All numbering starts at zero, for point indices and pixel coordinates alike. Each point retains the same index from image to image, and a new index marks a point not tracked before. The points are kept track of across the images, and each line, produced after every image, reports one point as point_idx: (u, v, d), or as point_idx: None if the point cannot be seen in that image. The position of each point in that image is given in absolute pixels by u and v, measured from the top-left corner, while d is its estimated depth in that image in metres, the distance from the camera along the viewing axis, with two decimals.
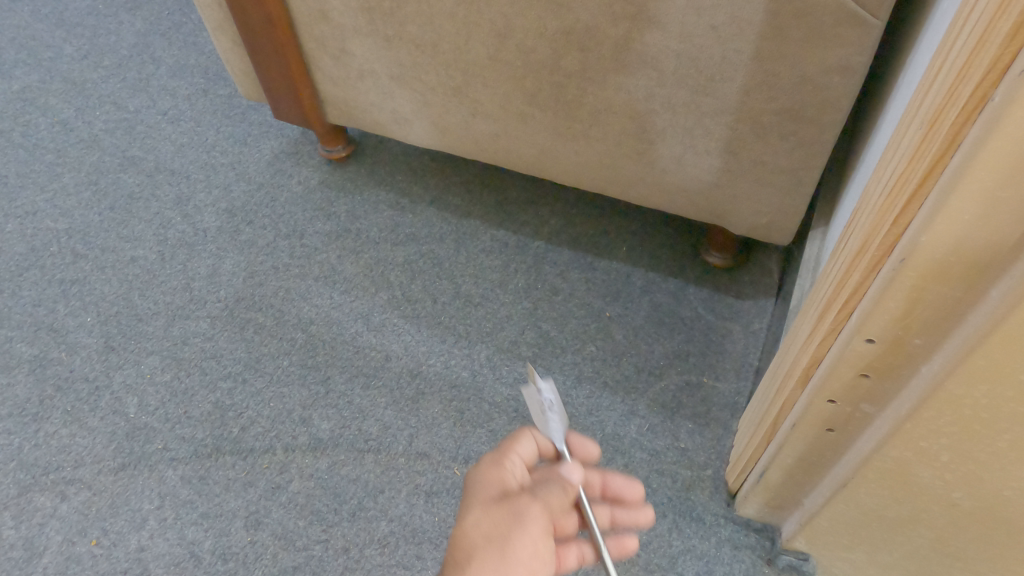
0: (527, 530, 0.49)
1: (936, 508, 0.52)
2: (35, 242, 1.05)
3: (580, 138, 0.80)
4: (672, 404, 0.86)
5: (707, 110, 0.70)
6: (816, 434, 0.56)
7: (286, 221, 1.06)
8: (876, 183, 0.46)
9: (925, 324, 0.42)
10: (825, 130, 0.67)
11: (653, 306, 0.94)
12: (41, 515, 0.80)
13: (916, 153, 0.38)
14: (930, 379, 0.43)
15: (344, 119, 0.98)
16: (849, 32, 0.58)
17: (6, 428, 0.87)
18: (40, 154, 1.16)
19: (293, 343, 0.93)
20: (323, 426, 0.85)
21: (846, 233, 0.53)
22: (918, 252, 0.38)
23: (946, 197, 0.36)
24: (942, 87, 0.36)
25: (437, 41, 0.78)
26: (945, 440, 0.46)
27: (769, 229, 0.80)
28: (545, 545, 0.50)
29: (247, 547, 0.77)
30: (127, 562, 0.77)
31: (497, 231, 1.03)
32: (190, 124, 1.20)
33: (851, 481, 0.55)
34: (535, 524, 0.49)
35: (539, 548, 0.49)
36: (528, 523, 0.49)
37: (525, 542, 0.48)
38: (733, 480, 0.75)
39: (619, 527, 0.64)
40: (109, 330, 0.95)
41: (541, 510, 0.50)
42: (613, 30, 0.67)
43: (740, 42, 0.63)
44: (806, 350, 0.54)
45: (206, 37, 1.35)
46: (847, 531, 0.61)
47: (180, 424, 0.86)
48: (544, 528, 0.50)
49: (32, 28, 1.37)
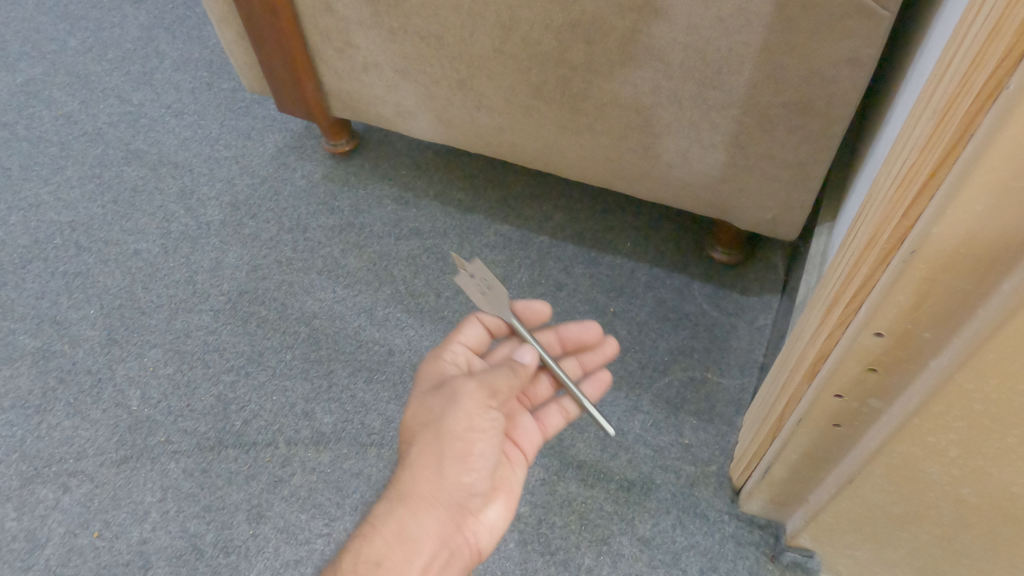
0: (459, 407, 0.57)
1: (943, 504, 0.52)
2: (39, 234, 1.05)
3: (585, 131, 0.80)
4: (676, 400, 0.85)
5: (713, 103, 0.70)
6: (822, 429, 0.56)
7: (290, 215, 1.06)
8: (885, 175, 0.46)
9: (934, 318, 0.41)
10: (832, 124, 0.66)
11: (657, 301, 0.94)
12: (43, 507, 0.80)
13: (928, 143, 0.37)
14: (939, 373, 0.42)
15: (349, 112, 0.98)
16: (858, 24, 0.58)
17: (9, 420, 0.87)
18: (44, 147, 1.16)
19: (296, 337, 0.92)
20: (326, 420, 0.85)
21: (855, 226, 0.52)
22: (929, 244, 0.38)
23: (957, 188, 0.35)
24: (956, 75, 0.35)
25: (442, 33, 0.77)
26: (953, 435, 0.45)
27: (775, 224, 0.80)
28: (482, 416, 0.58)
29: (249, 540, 0.77)
30: (129, 555, 0.77)
31: (501, 226, 1.03)
32: (193, 117, 1.19)
33: (858, 477, 0.54)
34: (470, 401, 0.57)
35: (475, 421, 0.57)
36: (463, 399, 0.57)
37: (460, 416, 0.57)
38: (737, 477, 0.75)
39: (592, 368, 0.74)
40: (112, 322, 0.95)
41: (474, 386, 0.58)
42: (619, 22, 0.66)
43: (748, 34, 0.62)
44: (813, 345, 0.54)
45: (210, 30, 1.34)
46: (852, 528, 0.61)
47: (182, 417, 0.86)
48: (483, 401, 0.58)
49: (36, 22, 1.37)
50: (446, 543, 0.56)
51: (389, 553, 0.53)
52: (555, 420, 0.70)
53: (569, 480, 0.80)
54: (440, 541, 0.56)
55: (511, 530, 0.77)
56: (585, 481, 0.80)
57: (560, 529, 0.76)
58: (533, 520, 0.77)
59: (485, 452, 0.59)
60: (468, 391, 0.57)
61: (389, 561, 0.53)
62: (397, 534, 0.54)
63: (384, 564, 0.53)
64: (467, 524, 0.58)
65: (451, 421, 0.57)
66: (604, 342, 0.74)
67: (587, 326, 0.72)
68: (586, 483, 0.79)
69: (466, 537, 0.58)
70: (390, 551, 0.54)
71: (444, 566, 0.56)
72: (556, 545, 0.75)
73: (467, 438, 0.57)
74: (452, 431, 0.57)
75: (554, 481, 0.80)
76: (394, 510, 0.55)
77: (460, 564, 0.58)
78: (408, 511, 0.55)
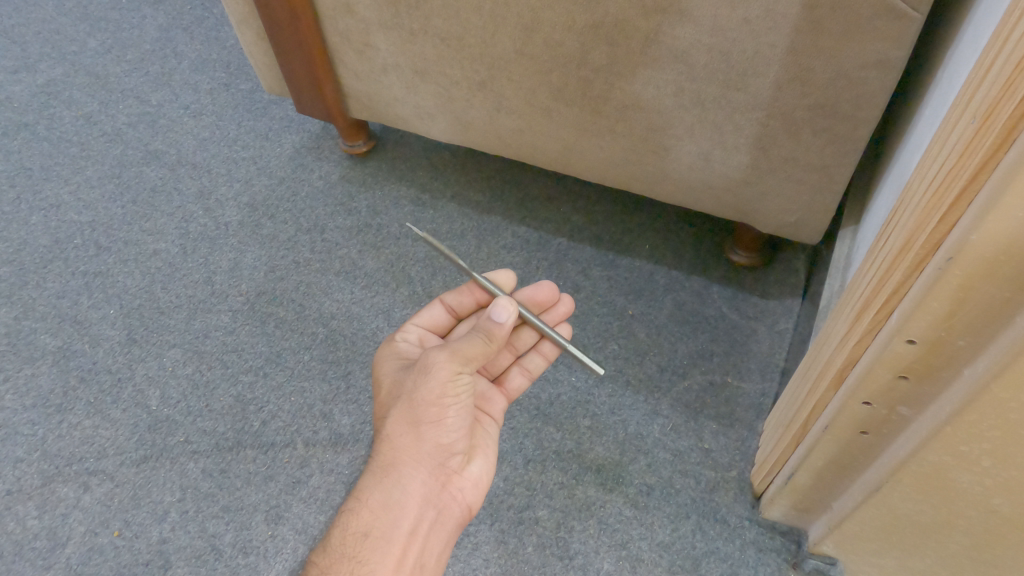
0: (431, 377, 0.58)
1: (973, 515, 0.51)
2: (60, 234, 1.05)
3: (605, 133, 0.79)
4: (695, 404, 0.85)
5: (737, 105, 0.69)
6: (848, 437, 0.55)
7: (307, 216, 1.06)
8: (920, 179, 0.45)
9: (970, 325, 0.41)
10: (858, 127, 0.66)
11: (676, 305, 0.93)
12: (64, 505, 0.80)
13: (968, 149, 0.37)
14: (973, 382, 0.42)
15: (367, 113, 0.98)
16: (887, 26, 0.57)
17: (30, 418, 0.87)
18: (64, 147, 1.17)
19: (314, 337, 0.93)
20: (344, 422, 0.85)
21: (886, 230, 0.51)
22: (967, 251, 0.37)
23: (998, 195, 0.34)
24: (997, 80, 0.35)
25: (462, 34, 0.77)
26: (986, 444, 0.44)
27: (798, 227, 0.79)
28: (453, 384, 0.58)
29: (268, 541, 0.77)
30: (149, 554, 0.77)
31: (518, 227, 1.02)
32: (212, 118, 1.20)
33: (884, 486, 0.53)
34: (443, 368, 0.58)
35: (448, 387, 0.58)
36: (435, 369, 0.58)
37: (433, 383, 0.58)
38: (758, 482, 0.74)
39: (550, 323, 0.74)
40: (131, 322, 0.95)
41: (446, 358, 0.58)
42: (643, 24, 0.66)
43: (775, 36, 0.62)
44: (841, 351, 0.53)
45: (228, 31, 1.35)
46: (877, 536, 0.60)
47: (201, 417, 0.86)
48: (456, 369, 0.58)
49: (57, 23, 1.38)
50: (430, 503, 0.60)
51: (374, 522, 0.58)
52: (517, 382, 0.73)
53: (588, 484, 0.79)
54: (424, 502, 0.60)
55: (529, 534, 0.76)
56: (604, 485, 0.79)
57: (579, 533, 0.76)
58: (552, 524, 0.77)
59: (461, 415, 0.60)
60: (440, 360, 0.58)
61: (376, 530, 0.57)
62: (384, 504, 0.58)
63: (372, 533, 0.57)
64: (451, 482, 0.62)
65: (422, 391, 0.58)
66: (559, 301, 0.74)
67: (539, 286, 0.72)
68: (604, 486, 0.79)
69: (450, 494, 0.62)
70: (377, 519, 0.58)
71: (430, 525, 0.60)
72: (574, 550, 0.75)
73: (440, 405, 0.59)
74: (424, 401, 0.58)
75: (573, 484, 0.79)
76: (379, 484, 0.59)
77: (448, 522, 0.61)
78: (392, 481, 0.59)
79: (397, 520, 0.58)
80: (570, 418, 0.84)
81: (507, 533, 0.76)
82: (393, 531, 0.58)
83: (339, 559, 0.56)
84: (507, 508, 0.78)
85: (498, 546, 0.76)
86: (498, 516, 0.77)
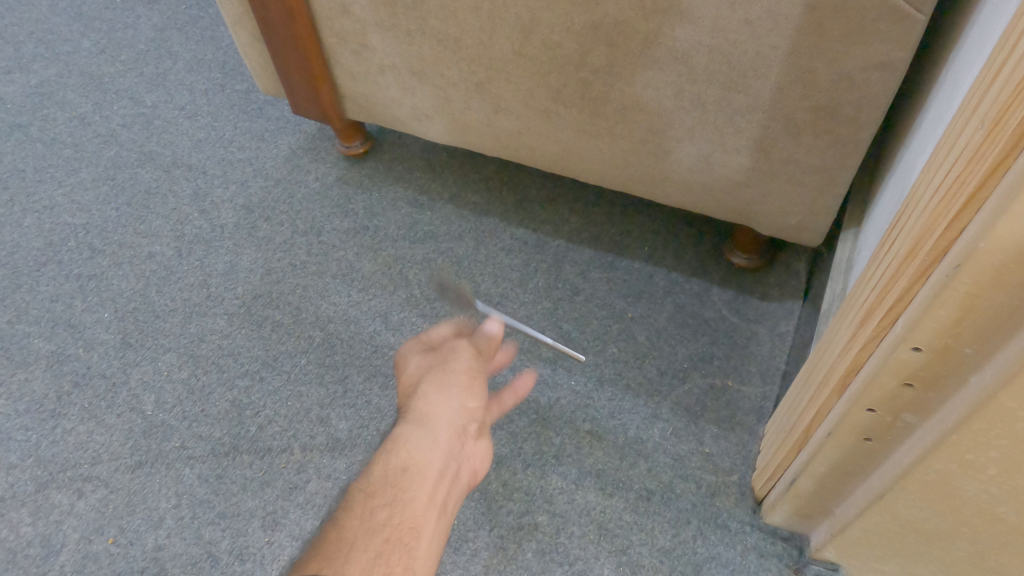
0: (460, 350, 0.58)
1: (978, 523, 0.50)
2: (53, 236, 1.04)
3: (605, 135, 0.78)
4: (696, 408, 0.84)
5: (738, 107, 0.68)
6: (852, 444, 0.55)
7: (304, 217, 1.05)
8: (925, 184, 0.45)
9: (977, 333, 0.40)
10: (859, 130, 0.65)
11: (676, 307, 0.92)
12: (58, 512, 0.80)
13: (976, 155, 0.36)
14: (981, 390, 0.41)
15: (364, 115, 0.97)
16: (890, 28, 0.56)
17: (24, 424, 0.87)
18: (58, 149, 1.16)
19: (310, 341, 0.92)
20: (341, 426, 0.84)
21: (889, 236, 0.51)
22: (976, 258, 0.37)
23: (1007, 203, 0.34)
24: (1007, 84, 0.34)
25: (460, 35, 0.76)
26: (993, 453, 0.44)
27: (799, 230, 0.78)
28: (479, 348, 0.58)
29: (265, 547, 0.77)
30: (144, 562, 0.76)
31: (517, 229, 1.02)
32: (207, 119, 1.19)
33: (888, 494, 0.53)
34: (467, 346, 0.58)
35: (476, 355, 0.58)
36: (461, 346, 0.58)
37: (463, 350, 0.58)
38: (759, 487, 0.74)
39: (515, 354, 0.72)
40: (126, 326, 0.94)
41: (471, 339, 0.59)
42: (643, 25, 0.65)
43: (776, 38, 0.61)
44: (844, 357, 0.53)
45: (223, 31, 1.34)
46: (880, 543, 0.59)
47: (196, 422, 0.86)
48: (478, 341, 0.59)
49: (51, 22, 1.37)
50: (454, 456, 0.52)
51: (412, 459, 0.51)
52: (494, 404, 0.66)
53: (588, 489, 0.79)
54: (450, 453, 0.52)
55: (529, 539, 0.76)
56: (604, 490, 0.78)
57: (579, 539, 0.75)
58: (551, 529, 0.76)
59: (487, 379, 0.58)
60: (463, 341, 0.59)
61: (414, 465, 0.50)
62: (420, 445, 0.51)
63: (410, 468, 0.50)
64: (473, 444, 0.54)
65: (455, 360, 0.57)
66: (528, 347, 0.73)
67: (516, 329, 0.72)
68: (605, 492, 0.78)
69: (470, 455, 0.54)
70: (413, 455, 0.51)
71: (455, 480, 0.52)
72: (574, 556, 0.74)
73: (473, 372, 0.57)
74: (458, 368, 0.57)
75: (573, 489, 0.79)
76: (413, 430, 0.52)
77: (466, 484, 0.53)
78: (427, 428, 0.53)
79: (431, 461, 0.51)
80: (569, 422, 0.83)
81: (507, 539, 0.76)
82: (428, 468, 0.51)
83: (376, 491, 0.49)
84: (506, 513, 0.77)
85: (498, 552, 0.75)
86: (496, 521, 0.77)
